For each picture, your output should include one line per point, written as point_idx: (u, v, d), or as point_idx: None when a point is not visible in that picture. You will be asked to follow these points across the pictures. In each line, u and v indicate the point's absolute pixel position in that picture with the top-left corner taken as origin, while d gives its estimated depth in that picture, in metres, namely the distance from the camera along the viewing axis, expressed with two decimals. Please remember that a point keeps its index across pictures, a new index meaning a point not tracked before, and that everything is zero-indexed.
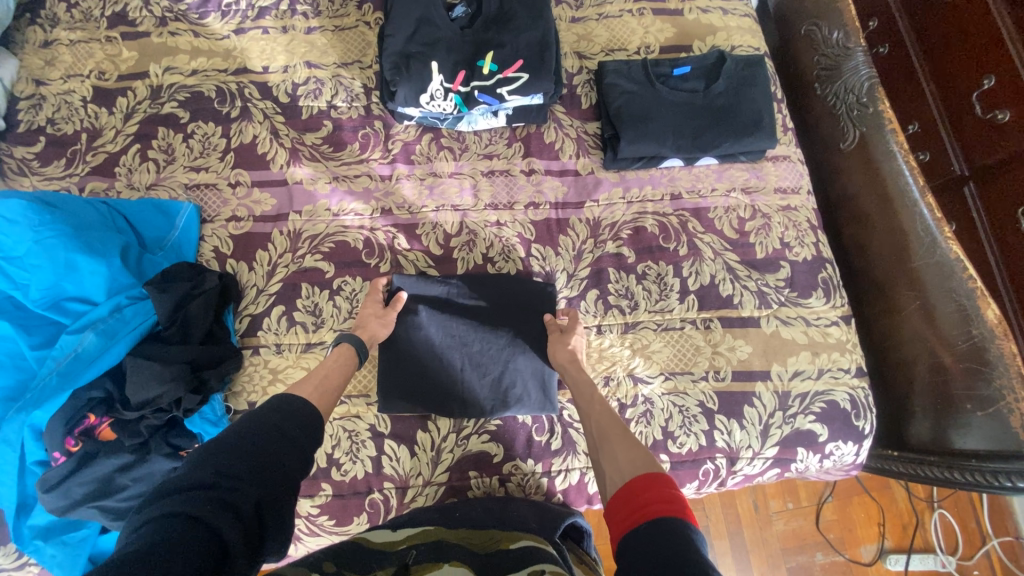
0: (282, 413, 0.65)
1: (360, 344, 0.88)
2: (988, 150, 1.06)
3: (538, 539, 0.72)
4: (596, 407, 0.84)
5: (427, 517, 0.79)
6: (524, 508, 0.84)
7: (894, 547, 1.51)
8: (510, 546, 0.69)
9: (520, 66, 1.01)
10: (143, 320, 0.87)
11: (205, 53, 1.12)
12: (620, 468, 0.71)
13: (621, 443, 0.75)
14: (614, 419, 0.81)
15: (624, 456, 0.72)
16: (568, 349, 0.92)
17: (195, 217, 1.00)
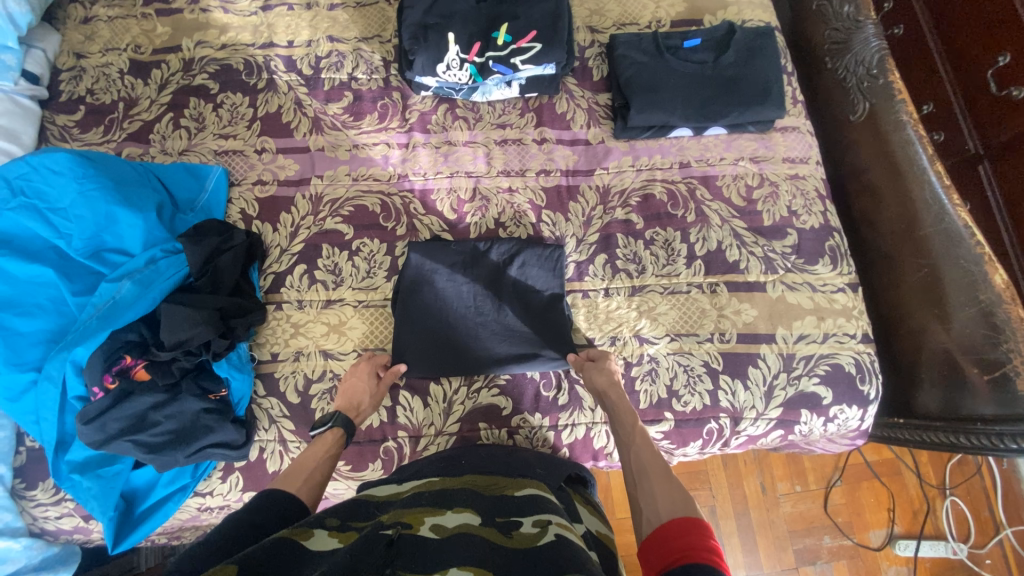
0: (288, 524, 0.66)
1: (348, 424, 0.88)
2: (1002, 127, 1.14)
3: (541, 487, 0.74)
4: (638, 438, 0.83)
5: (432, 468, 0.81)
6: (529, 455, 0.87)
7: (904, 533, 1.50)
8: (515, 492, 0.71)
9: (534, 37, 1.04)
10: (176, 272, 0.93)
11: (233, 29, 1.18)
12: (657, 509, 0.67)
13: (659, 478, 0.72)
14: (658, 458, 0.78)
15: (663, 497, 0.69)
16: (607, 375, 0.92)
17: (224, 179, 1.06)
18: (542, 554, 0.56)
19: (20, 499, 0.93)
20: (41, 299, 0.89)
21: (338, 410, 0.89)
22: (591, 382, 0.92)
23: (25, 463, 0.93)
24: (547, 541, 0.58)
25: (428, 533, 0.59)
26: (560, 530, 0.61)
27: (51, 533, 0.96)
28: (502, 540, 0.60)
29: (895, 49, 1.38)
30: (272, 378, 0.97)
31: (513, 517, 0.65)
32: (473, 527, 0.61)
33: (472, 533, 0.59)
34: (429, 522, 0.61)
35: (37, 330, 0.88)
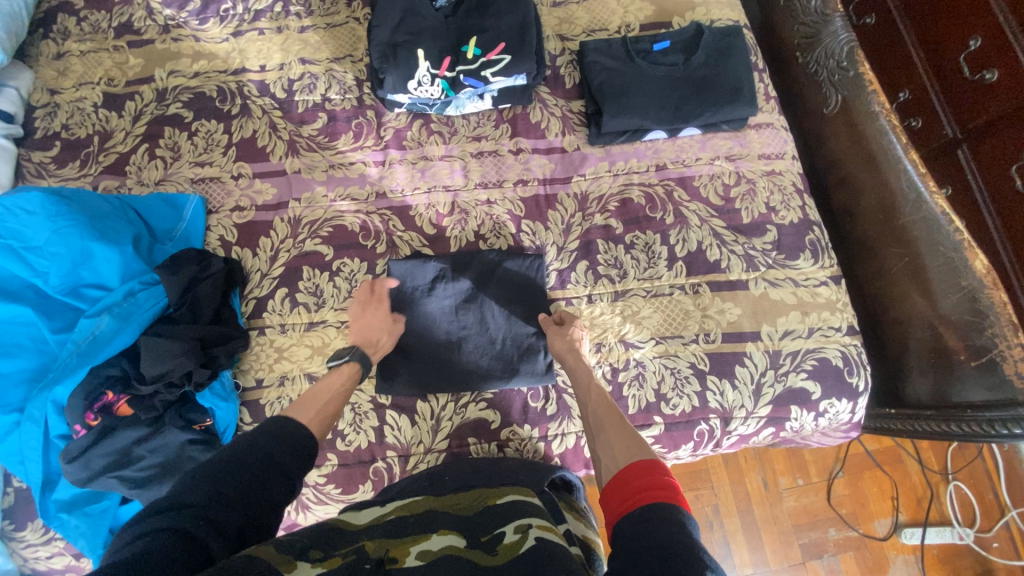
0: (277, 438, 0.69)
1: (363, 358, 0.91)
2: (978, 112, 1.16)
3: (524, 491, 0.74)
4: (593, 398, 0.87)
5: (416, 488, 0.79)
6: (515, 464, 0.86)
7: (909, 521, 1.49)
8: (497, 500, 0.71)
9: (503, 49, 1.05)
10: (155, 303, 0.94)
11: (205, 56, 1.18)
12: (614, 456, 0.74)
13: (616, 431, 0.78)
14: (611, 408, 0.84)
15: (617, 444, 0.76)
16: (567, 340, 0.94)
17: (201, 208, 1.06)
18: (526, 561, 0.56)
19: (11, 539, 0.92)
20: (21, 339, 0.90)
21: (356, 345, 0.92)
22: None
23: (13, 504, 0.92)
24: (528, 547, 0.58)
25: (413, 563, 0.57)
26: (540, 532, 0.61)
27: (44, 572, 0.95)
28: (487, 559, 0.59)
29: (867, 46, 1.41)
30: (257, 404, 0.96)
31: (495, 531, 0.64)
32: (459, 549, 0.60)
33: (457, 557, 0.58)
34: (413, 551, 0.59)
35: (19, 369, 0.89)
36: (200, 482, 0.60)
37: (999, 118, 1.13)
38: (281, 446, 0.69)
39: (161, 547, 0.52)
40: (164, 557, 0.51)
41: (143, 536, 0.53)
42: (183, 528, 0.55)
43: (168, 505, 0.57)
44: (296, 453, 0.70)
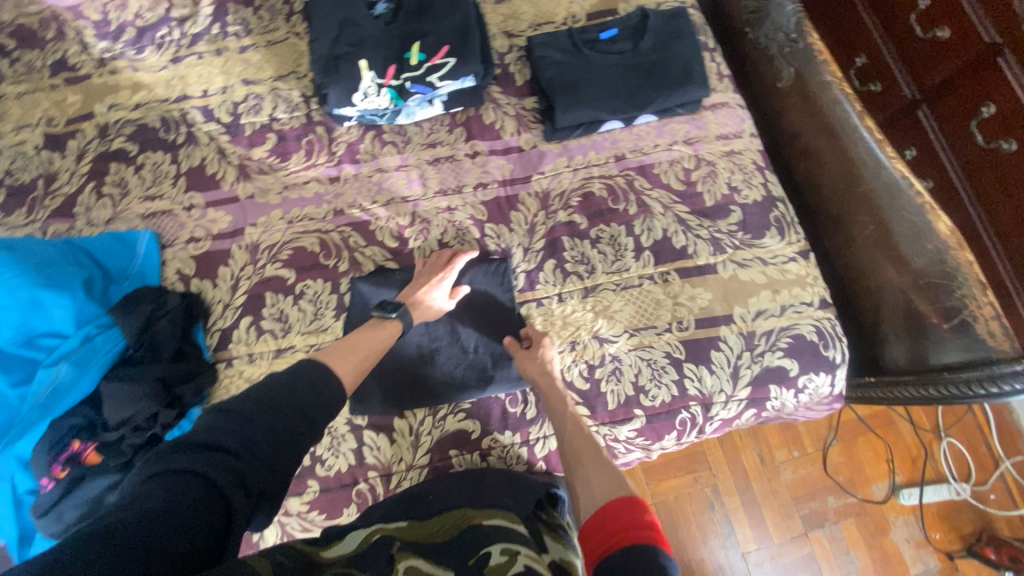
0: (308, 386, 0.71)
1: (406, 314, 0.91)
2: (933, 70, 1.17)
3: (511, 516, 0.70)
4: (570, 426, 0.88)
5: (397, 511, 0.76)
6: (497, 480, 0.83)
7: (906, 482, 1.50)
8: (483, 521, 0.68)
9: (447, 52, 1.03)
10: (113, 346, 0.91)
11: (145, 86, 1.15)
12: (593, 493, 0.77)
13: (593, 466, 0.81)
14: (589, 439, 0.86)
15: (596, 480, 0.78)
16: (538, 363, 0.92)
17: (154, 243, 1.03)
18: None
19: None
20: None
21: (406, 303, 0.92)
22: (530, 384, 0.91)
23: None
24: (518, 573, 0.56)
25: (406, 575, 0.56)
26: (529, 562, 0.59)
27: None
28: None
29: (820, 25, 1.43)
30: None
31: (483, 552, 0.62)
32: None
33: None
34: (404, 565, 0.58)
35: None
36: (225, 430, 0.62)
37: (954, 75, 1.14)
38: (308, 402, 0.69)
39: (183, 494, 0.54)
40: (184, 505, 0.54)
41: (166, 478, 0.56)
42: (205, 478, 0.57)
43: (195, 448, 0.59)
44: (322, 409, 0.70)
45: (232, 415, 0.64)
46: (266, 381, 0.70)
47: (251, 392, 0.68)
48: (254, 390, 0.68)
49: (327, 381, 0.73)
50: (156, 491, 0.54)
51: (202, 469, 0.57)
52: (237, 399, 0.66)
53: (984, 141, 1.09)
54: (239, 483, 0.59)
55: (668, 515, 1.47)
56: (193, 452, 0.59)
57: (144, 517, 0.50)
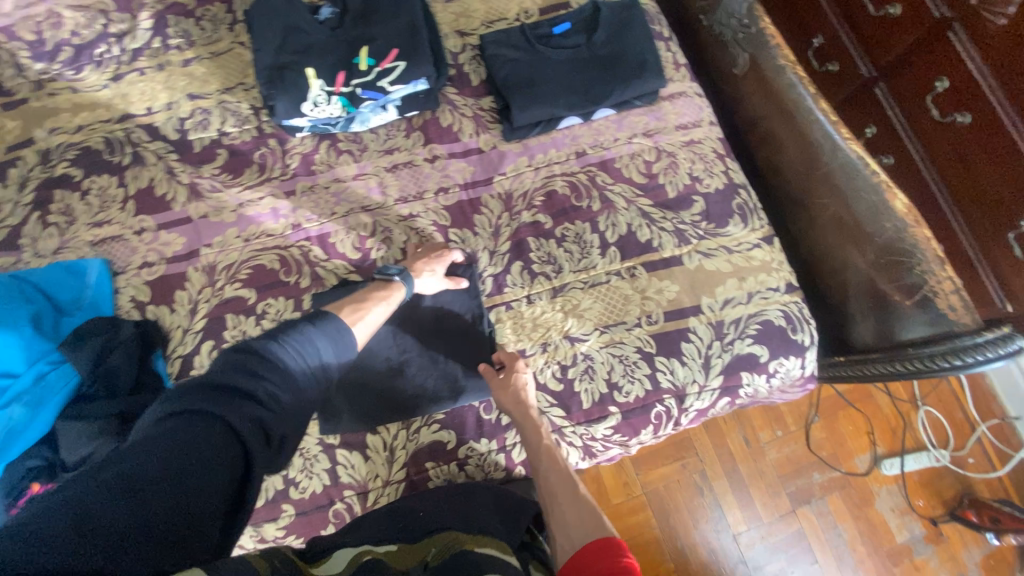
0: (321, 341, 0.75)
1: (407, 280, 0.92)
2: (887, 46, 1.16)
3: (503, 546, 0.67)
4: (545, 460, 0.87)
5: (385, 531, 0.71)
6: (489, 501, 0.80)
7: (887, 452, 1.51)
8: (475, 547, 0.64)
9: (396, 55, 1.01)
10: (67, 383, 0.89)
11: (87, 107, 1.10)
12: (570, 536, 0.76)
13: (570, 504, 0.80)
14: (564, 473, 0.85)
15: (573, 519, 0.78)
16: (511, 392, 0.90)
17: (105, 271, 0.99)
18: None
19: None
20: None
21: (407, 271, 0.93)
22: (505, 401, 0.90)
23: None
24: None
25: None
26: None
27: None
28: None
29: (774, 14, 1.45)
30: None
31: None
32: None
33: None
34: None
35: None
36: (235, 380, 0.64)
37: (909, 49, 1.13)
38: (313, 361, 0.73)
39: (199, 436, 0.57)
40: (200, 448, 0.56)
41: (181, 421, 0.59)
42: (220, 422, 0.60)
43: (219, 395, 0.62)
44: (326, 364, 0.75)
45: (242, 367, 0.66)
46: (275, 335, 0.72)
47: (261, 345, 0.70)
48: (264, 342, 0.70)
49: (333, 338, 0.76)
50: (171, 432, 0.57)
51: (218, 413, 0.60)
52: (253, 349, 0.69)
53: (939, 114, 1.08)
54: (255, 427, 0.62)
55: (657, 503, 1.44)
56: (209, 400, 0.61)
57: (166, 463, 0.54)
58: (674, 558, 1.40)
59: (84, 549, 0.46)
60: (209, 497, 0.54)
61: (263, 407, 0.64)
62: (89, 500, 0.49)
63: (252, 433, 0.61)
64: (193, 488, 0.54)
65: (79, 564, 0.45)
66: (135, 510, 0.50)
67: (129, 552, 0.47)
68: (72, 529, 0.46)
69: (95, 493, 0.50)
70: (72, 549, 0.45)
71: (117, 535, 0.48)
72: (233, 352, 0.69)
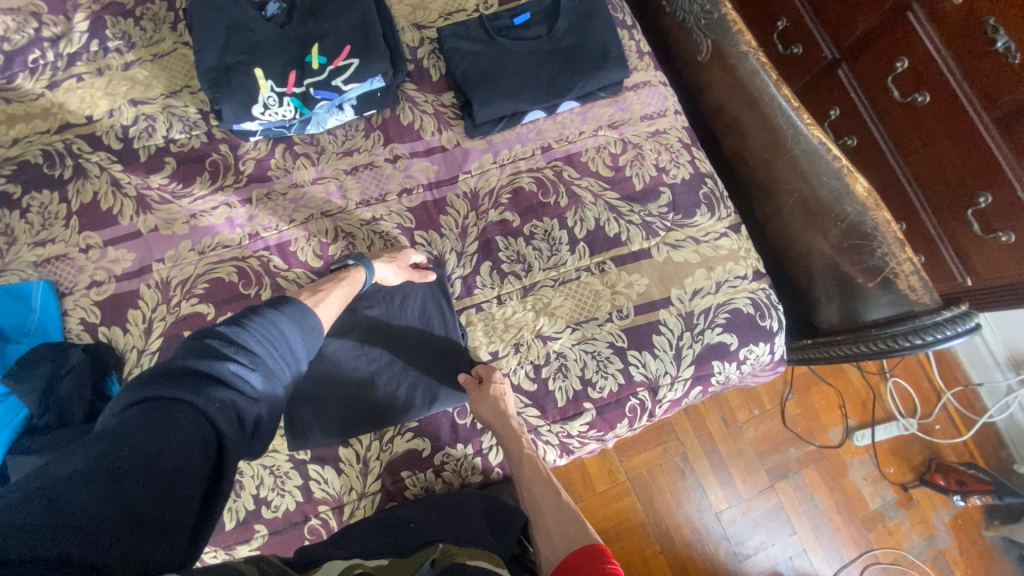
0: (294, 324, 0.71)
1: (366, 266, 0.89)
2: (850, 28, 1.18)
3: (494, 559, 0.66)
4: (527, 472, 0.87)
5: (377, 543, 0.70)
6: (479, 509, 0.80)
7: (858, 424, 1.56)
8: (467, 560, 0.63)
9: (349, 52, 0.96)
10: (15, 415, 0.86)
11: (21, 118, 1.03)
12: (554, 546, 0.77)
13: (553, 515, 0.81)
14: (547, 482, 0.86)
15: (558, 531, 0.79)
16: (489, 402, 0.89)
17: (51, 293, 0.94)
18: None
19: None
20: None
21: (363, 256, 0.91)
22: (483, 411, 0.89)
23: None
24: None
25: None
26: None
27: None
28: None
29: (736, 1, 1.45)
30: None
31: None
32: None
33: None
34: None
35: None
36: (203, 364, 0.59)
37: (871, 30, 1.15)
38: (283, 342, 0.68)
39: (168, 423, 0.52)
40: (171, 434, 0.51)
41: (147, 410, 0.53)
42: (191, 407, 0.54)
43: (186, 379, 0.57)
44: (299, 346, 0.70)
45: (208, 350, 0.61)
46: (241, 318, 0.67)
47: (227, 329, 0.64)
48: (229, 325, 0.65)
49: (303, 321, 0.72)
50: (136, 422, 0.51)
51: (186, 400, 0.55)
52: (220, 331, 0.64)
53: (900, 95, 1.11)
54: (228, 412, 0.57)
55: (640, 488, 1.46)
56: (177, 385, 0.55)
57: (135, 451, 0.48)
58: (658, 539, 1.43)
59: (55, 542, 0.41)
60: (184, 486, 0.49)
61: (235, 391, 0.59)
62: (57, 491, 0.43)
63: (225, 417, 0.56)
64: (168, 476, 0.49)
65: (50, 558, 0.40)
66: (106, 501, 0.45)
67: (106, 544, 0.43)
68: (40, 520, 0.41)
69: (59, 485, 0.44)
70: (43, 541, 0.40)
71: (89, 527, 0.43)
72: (197, 338, 0.63)
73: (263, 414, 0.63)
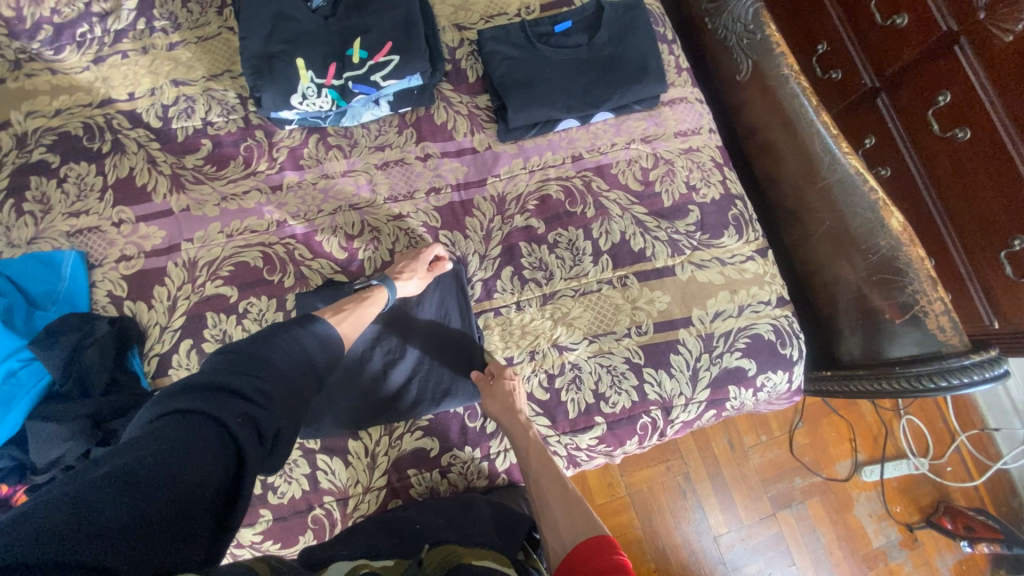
0: (312, 345, 0.73)
1: (389, 288, 0.90)
2: (893, 58, 1.16)
3: (501, 559, 0.67)
4: (535, 463, 0.87)
5: (383, 543, 0.70)
6: (486, 513, 0.80)
7: (868, 459, 1.53)
8: (474, 559, 0.63)
9: (390, 49, 0.97)
10: (38, 381, 0.88)
11: (65, 90, 1.05)
12: (561, 536, 0.77)
13: (559, 505, 0.81)
14: (555, 474, 0.86)
15: (564, 522, 0.79)
16: (500, 403, 0.89)
17: (81, 264, 0.96)
18: None
19: None
20: None
21: (386, 277, 0.91)
22: (491, 407, 0.89)
23: None
24: None
25: None
26: None
27: None
28: None
29: (777, 20, 1.43)
30: None
31: None
32: None
33: None
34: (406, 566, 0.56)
35: None
36: (228, 379, 0.60)
37: (915, 61, 1.13)
38: (302, 359, 0.70)
39: (194, 434, 0.53)
40: (195, 443, 0.52)
41: (172, 420, 0.54)
42: (215, 420, 0.55)
43: (212, 394, 0.58)
44: (317, 364, 0.72)
45: (233, 366, 0.63)
46: (266, 336, 0.69)
47: (251, 347, 0.66)
48: (255, 342, 0.67)
49: (323, 341, 0.74)
50: (161, 431, 0.52)
51: (211, 413, 0.55)
52: (242, 350, 0.66)
53: (939, 130, 1.09)
54: (250, 426, 0.57)
55: (640, 504, 1.44)
56: (202, 399, 0.56)
57: (163, 459, 0.49)
58: (655, 557, 1.41)
59: (75, 545, 0.40)
60: (202, 498, 0.49)
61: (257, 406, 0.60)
62: (84, 494, 0.44)
63: (246, 431, 0.56)
64: (192, 485, 0.49)
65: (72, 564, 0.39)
66: (131, 508, 0.44)
67: (122, 554, 0.42)
68: (63, 524, 0.41)
69: (82, 489, 0.44)
70: (68, 544, 0.40)
71: (106, 532, 0.42)
72: (221, 355, 0.65)
73: (285, 428, 0.63)
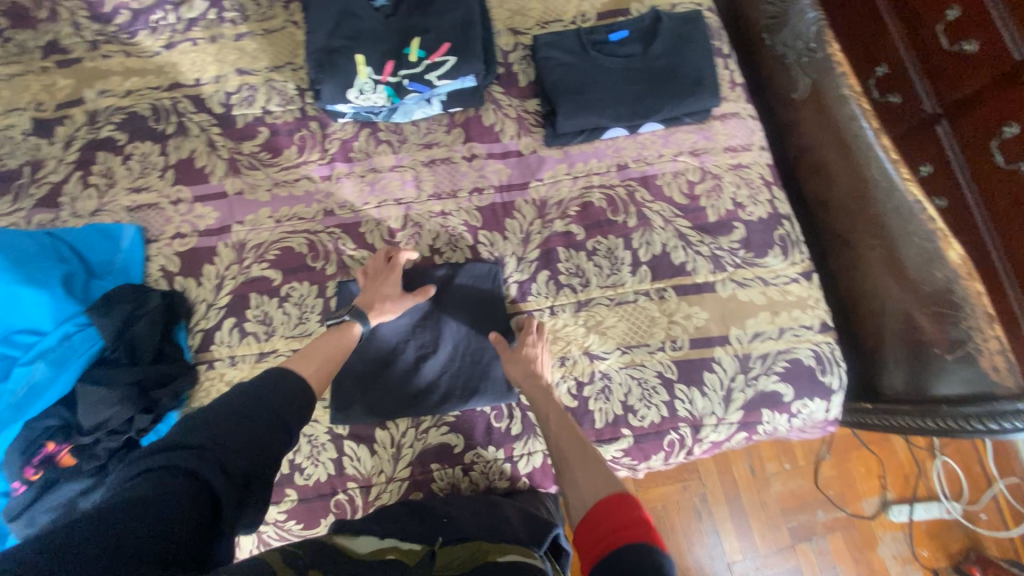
0: (273, 384, 0.69)
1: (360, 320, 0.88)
2: (957, 83, 1.00)
3: (527, 551, 0.64)
4: (554, 429, 0.84)
5: (411, 530, 0.70)
6: (512, 513, 0.79)
7: (897, 499, 1.46)
8: (498, 556, 0.61)
9: (447, 50, 0.99)
10: (90, 346, 0.92)
11: (137, 72, 1.11)
12: (583, 497, 0.71)
13: (579, 465, 0.76)
14: (577, 439, 0.81)
15: (585, 481, 0.73)
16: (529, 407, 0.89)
17: (139, 238, 1.01)
18: None
19: None
20: None
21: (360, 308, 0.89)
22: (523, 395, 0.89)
23: None
24: None
25: None
26: None
27: None
28: None
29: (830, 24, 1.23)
30: None
31: None
32: None
33: None
34: None
35: None
36: (198, 427, 0.62)
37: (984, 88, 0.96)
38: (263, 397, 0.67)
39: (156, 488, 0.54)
40: (157, 495, 0.54)
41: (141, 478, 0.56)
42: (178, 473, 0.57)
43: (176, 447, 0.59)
44: (282, 397, 0.68)
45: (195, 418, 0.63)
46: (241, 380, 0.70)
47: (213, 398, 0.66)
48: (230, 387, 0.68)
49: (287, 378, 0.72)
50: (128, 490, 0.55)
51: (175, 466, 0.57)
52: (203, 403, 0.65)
53: (1004, 160, 0.92)
54: (212, 471, 0.58)
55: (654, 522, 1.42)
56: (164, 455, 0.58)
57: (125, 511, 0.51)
58: None
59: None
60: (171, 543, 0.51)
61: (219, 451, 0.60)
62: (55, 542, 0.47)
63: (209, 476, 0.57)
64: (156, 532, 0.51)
65: None
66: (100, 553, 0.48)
67: None
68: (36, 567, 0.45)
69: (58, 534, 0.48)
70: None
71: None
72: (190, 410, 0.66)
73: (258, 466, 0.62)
